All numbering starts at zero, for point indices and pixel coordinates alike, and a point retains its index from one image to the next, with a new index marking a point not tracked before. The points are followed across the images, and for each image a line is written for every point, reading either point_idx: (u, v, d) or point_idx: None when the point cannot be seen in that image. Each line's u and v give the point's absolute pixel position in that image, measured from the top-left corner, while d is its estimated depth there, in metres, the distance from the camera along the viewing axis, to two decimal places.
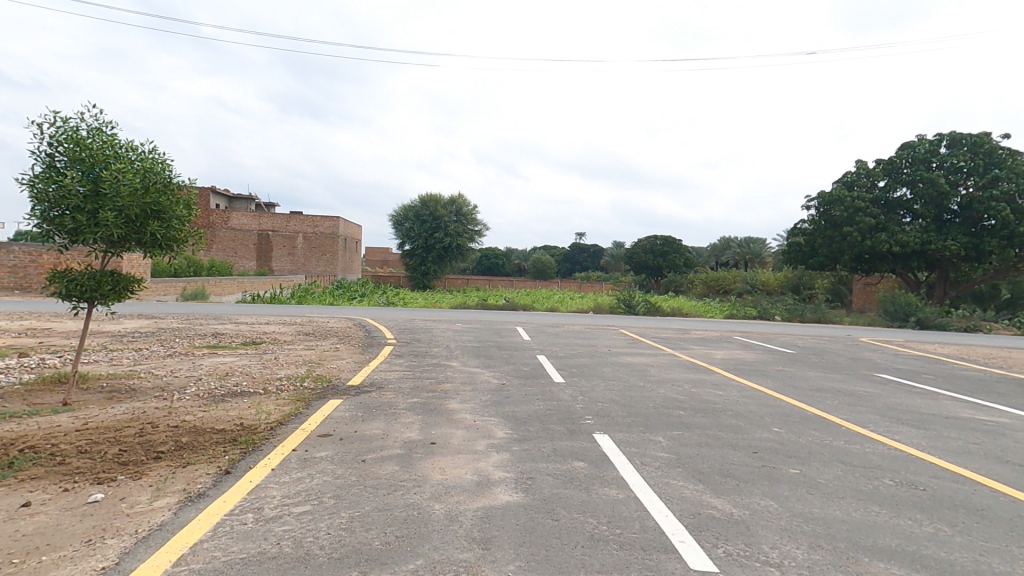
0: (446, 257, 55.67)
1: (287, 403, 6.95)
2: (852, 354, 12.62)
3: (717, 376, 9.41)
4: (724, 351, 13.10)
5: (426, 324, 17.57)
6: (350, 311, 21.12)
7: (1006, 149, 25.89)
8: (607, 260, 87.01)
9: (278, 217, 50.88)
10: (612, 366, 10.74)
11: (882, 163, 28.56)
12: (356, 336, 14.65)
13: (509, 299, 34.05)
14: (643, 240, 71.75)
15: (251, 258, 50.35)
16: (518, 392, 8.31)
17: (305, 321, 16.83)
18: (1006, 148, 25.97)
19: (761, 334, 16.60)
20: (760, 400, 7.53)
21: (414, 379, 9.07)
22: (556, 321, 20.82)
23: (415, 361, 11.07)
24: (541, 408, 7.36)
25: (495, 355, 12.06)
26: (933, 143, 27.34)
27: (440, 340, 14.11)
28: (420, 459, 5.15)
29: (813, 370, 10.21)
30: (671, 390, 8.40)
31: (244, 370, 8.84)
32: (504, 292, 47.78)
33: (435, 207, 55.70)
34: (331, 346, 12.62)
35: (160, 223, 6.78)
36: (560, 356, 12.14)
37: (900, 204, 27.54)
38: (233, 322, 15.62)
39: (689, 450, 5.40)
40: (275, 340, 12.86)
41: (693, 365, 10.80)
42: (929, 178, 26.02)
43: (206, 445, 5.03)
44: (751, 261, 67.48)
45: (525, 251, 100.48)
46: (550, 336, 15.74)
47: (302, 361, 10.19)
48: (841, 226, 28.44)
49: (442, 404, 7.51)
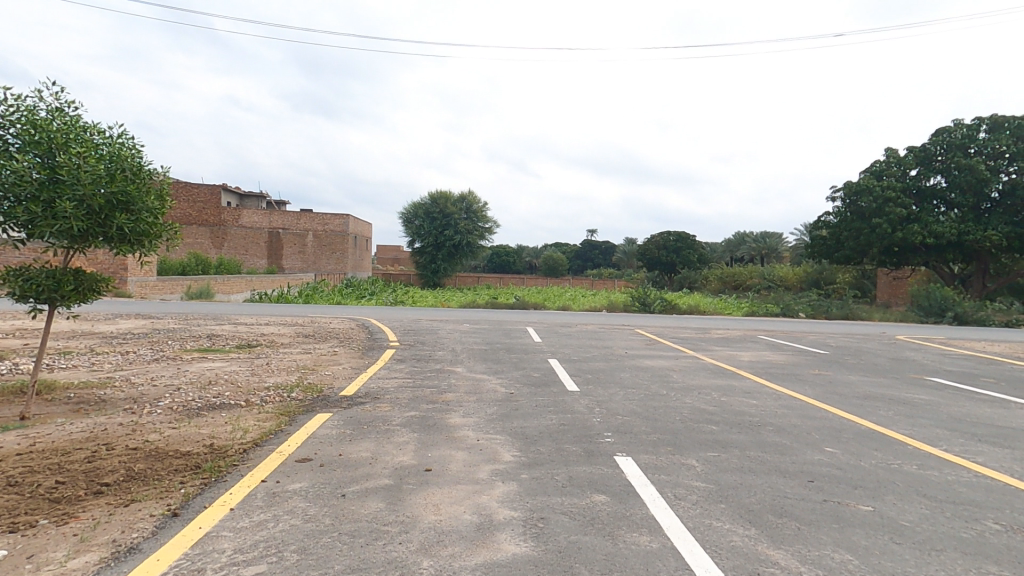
0: (456, 254, 55.01)
1: (268, 419, 6.19)
2: (893, 355, 11.60)
3: (748, 382, 8.51)
4: (751, 352, 12.13)
5: (432, 325, 16.82)
6: (355, 311, 20.48)
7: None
8: (619, 256, 85.78)
9: (288, 216, 50.60)
10: (630, 371, 9.85)
11: (914, 150, 27.17)
12: (357, 338, 13.95)
13: (520, 297, 33.27)
14: (656, 235, 70.46)
15: (261, 257, 50.19)
16: (528, 403, 7.49)
17: (306, 322, 16.14)
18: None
19: (787, 333, 15.59)
20: (802, 411, 6.62)
21: (414, 389, 8.29)
22: (568, 320, 19.99)
23: (418, 366, 10.31)
24: (553, 423, 6.53)
25: (504, 359, 11.25)
26: (970, 127, 25.85)
27: (446, 343, 13.34)
28: (411, 491, 4.35)
29: (855, 374, 9.26)
30: (699, 400, 7.51)
31: (230, 378, 8.11)
32: (515, 290, 47.02)
33: (444, 204, 55.02)
34: (331, 349, 11.87)
35: (128, 216, 6.08)
36: (573, 359, 11.31)
37: (934, 194, 26.17)
38: (232, 324, 15.02)
39: (730, 479, 4.54)
40: (271, 344, 12.15)
41: (719, 369, 9.87)
42: (967, 164, 24.59)
43: (160, 475, 4.31)
44: (767, 256, 65.85)
45: (535, 249, 99.72)
46: (563, 337, 14.89)
47: (296, 367, 9.45)
48: (869, 218, 27.14)
49: (442, 418, 6.70)
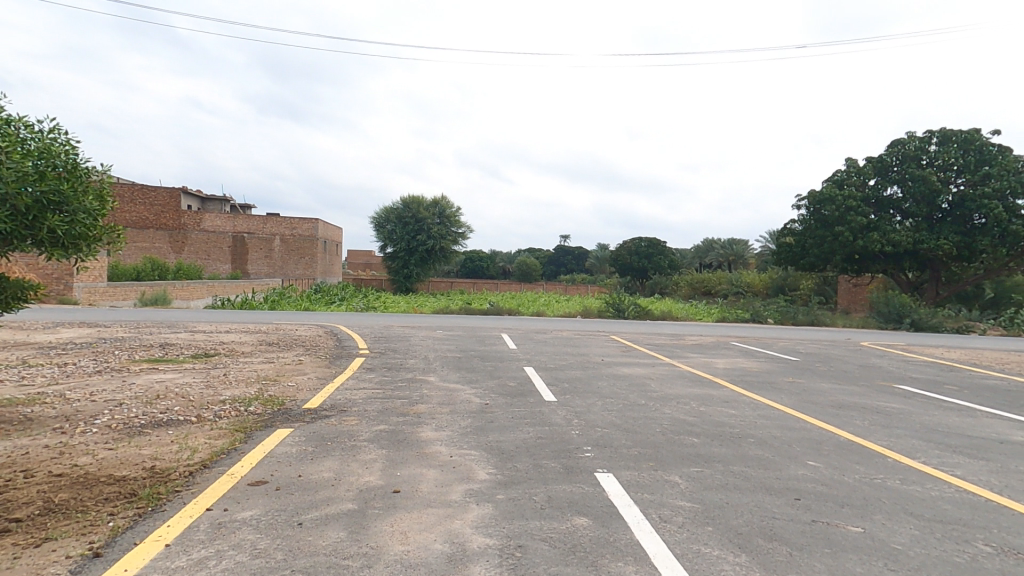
0: (428, 258, 54.32)
1: (220, 436, 5.68)
2: (860, 361, 11.80)
3: (725, 391, 8.43)
4: (725, 359, 12.16)
5: (403, 332, 16.33)
6: (323, 317, 19.77)
7: (996, 145, 25.73)
8: (591, 261, 86.59)
9: (254, 220, 48.90)
10: (607, 380, 9.68)
11: (872, 161, 28.21)
12: (324, 346, 13.36)
13: (494, 303, 33.02)
14: (627, 241, 71.44)
15: (225, 262, 48.37)
16: (504, 415, 7.18)
17: (269, 330, 15.41)
18: (996, 145, 25.78)
19: (758, 339, 15.78)
20: (781, 421, 6.54)
21: (384, 400, 7.86)
22: (542, 326, 19.79)
23: (388, 376, 9.87)
24: (531, 436, 6.25)
25: (478, 368, 10.91)
26: (923, 140, 27.05)
27: (417, 350, 12.92)
28: (377, 517, 3.98)
29: (827, 382, 9.32)
30: (678, 410, 7.35)
31: (181, 392, 7.50)
32: (488, 295, 46.72)
33: (416, 208, 54.28)
34: (296, 358, 11.27)
35: (61, 217, 5.52)
36: (549, 367, 11.08)
37: (891, 203, 27.24)
38: (188, 332, 14.18)
39: (716, 498, 4.33)
40: (230, 353, 11.45)
41: (696, 377, 9.79)
42: (921, 175, 25.69)
43: (85, 507, 3.80)
44: (734, 263, 67.49)
45: (509, 254, 99.78)
46: (538, 344, 14.65)
47: (256, 378, 8.86)
48: (832, 226, 28.05)
49: (413, 432, 6.32)
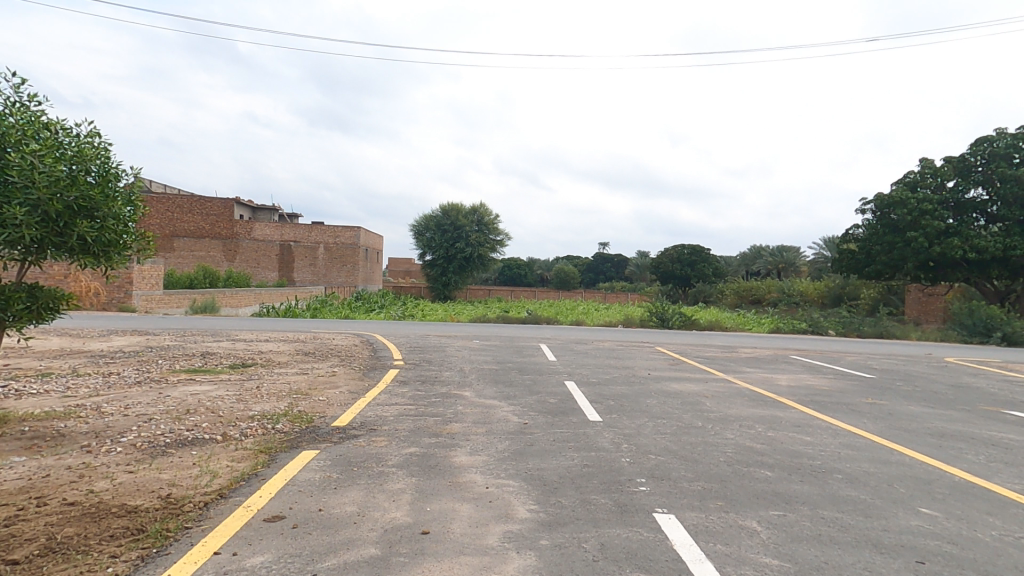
0: (467, 267, 54.48)
1: (243, 458, 5.31)
2: (949, 381, 10.38)
3: (794, 413, 7.48)
4: (788, 376, 11.02)
5: (440, 342, 15.96)
6: (361, 325, 19.75)
7: None
8: (631, 269, 84.69)
9: (300, 229, 50.40)
10: (657, 397, 8.85)
11: (952, 161, 25.96)
12: (360, 356, 13.12)
13: (531, 311, 32.47)
14: (670, 248, 69.42)
15: (272, 270, 50.11)
16: (544, 438, 6.52)
17: (308, 339, 15.38)
18: None
19: (822, 353, 14.40)
20: (871, 452, 5.59)
21: (416, 418, 7.38)
22: (582, 336, 19.03)
23: (422, 389, 9.42)
24: (576, 464, 5.57)
25: (516, 382, 10.30)
26: (1014, 136, 24.56)
27: (454, 362, 12.47)
28: (404, 566, 3.44)
29: (915, 405, 8.16)
30: (743, 435, 6.48)
31: (212, 406, 7.26)
32: (526, 303, 46.20)
33: (456, 217, 54.53)
34: (331, 369, 11.02)
35: (91, 223, 5.39)
36: (593, 382, 10.36)
37: (974, 206, 24.90)
38: (231, 340, 14.31)
39: (809, 555, 3.54)
40: (267, 363, 11.33)
41: (758, 395, 8.80)
42: (1013, 175, 23.35)
43: (86, 549, 3.46)
44: (784, 271, 64.01)
45: (547, 262, 99.12)
46: (579, 356, 13.93)
47: (288, 392, 8.57)
48: (903, 231, 25.93)
49: (445, 457, 5.77)
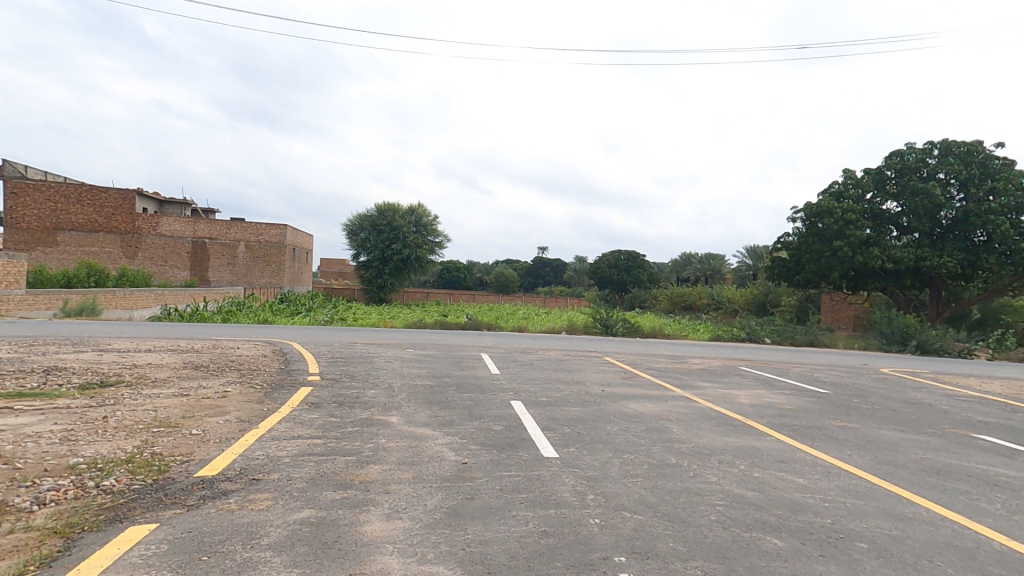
0: (403, 267, 51.88)
1: (13, 553, 3.40)
2: (901, 397, 10.03)
3: (773, 442, 6.52)
4: (745, 392, 10.26)
5: (367, 351, 14.06)
6: (276, 331, 17.32)
7: (1000, 158, 24.94)
8: (569, 274, 85.48)
9: (217, 223, 45.45)
10: (617, 422, 7.66)
11: (870, 173, 27.55)
12: (267, 370, 10.94)
13: (471, 316, 31.01)
14: (607, 254, 70.76)
15: (183, 268, 44.86)
16: (488, 488, 5.03)
17: (203, 349, 12.85)
18: (1000, 158, 25.02)
19: (768, 364, 13.98)
20: (882, 503, 4.60)
21: (319, 459, 5.60)
22: (526, 344, 17.76)
23: (337, 415, 7.61)
24: (531, 530, 4.14)
25: (454, 403, 8.75)
26: (924, 150, 26.29)
27: (381, 377, 10.69)
28: None
29: (889, 427, 7.52)
30: (726, 476, 5.34)
31: (11, 453, 5.10)
32: (465, 307, 44.56)
33: (391, 215, 51.75)
34: (223, 389, 8.83)
35: None
36: (542, 402, 9.05)
37: (890, 217, 26.52)
38: (98, 352, 11.59)
39: None
40: (135, 382, 8.90)
41: (725, 418, 7.84)
42: (923, 189, 24.95)
43: None
44: (711, 277, 66.94)
45: (487, 265, 98.02)
46: (524, 369, 12.63)
47: (146, 423, 6.42)
48: (830, 240, 27.15)
49: (350, 526, 4.11)
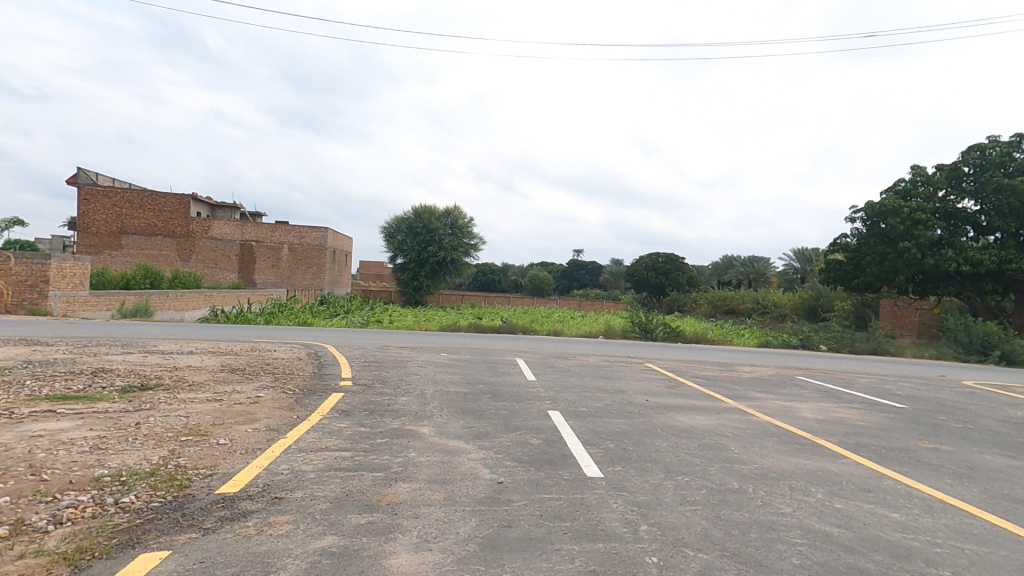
0: (439, 271, 52.18)
1: None
2: (994, 416, 8.84)
3: (853, 466, 5.69)
4: (807, 404, 9.32)
5: (401, 355, 13.83)
6: (313, 334, 17.39)
7: None
8: (605, 277, 84.02)
9: (262, 228, 46.94)
10: (665, 437, 6.98)
11: (943, 169, 25.51)
12: (301, 373, 10.80)
13: (505, 319, 30.59)
14: (644, 256, 69.13)
15: (231, 271, 46.60)
16: (526, 514, 4.51)
17: (242, 351, 12.92)
18: None
19: (828, 375, 12.83)
20: (1009, 553, 3.79)
21: (346, 475, 5.24)
22: (563, 349, 17.15)
23: (367, 425, 7.28)
24: (578, 570, 3.59)
25: (488, 413, 8.28)
26: (1009, 143, 23.96)
27: (414, 383, 10.36)
28: None
29: (989, 451, 6.51)
30: (802, 506, 4.60)
31: (40, 462, 4.97)
32: (500, 311, 44.28)
33: (428, 219, 52.12)
34: (255, 394, 8.68)
35: None
36: (583, 413, 8.45)
37: (966, 217, 24.38)
38: (143, 353, 11.78)
39: None
40: (173, 386, 8.88)
41: (790, 435, 7.01)
42: (1008, 185, 22.72)
43: None
44: (755, 281, 64.17)
45: (522, 267, 97.66)
46: (562, 375, 12.05)
47: (176, 431, 6.25)
48: (895, 241, 25.23)
49: (376, 558, 3.69)
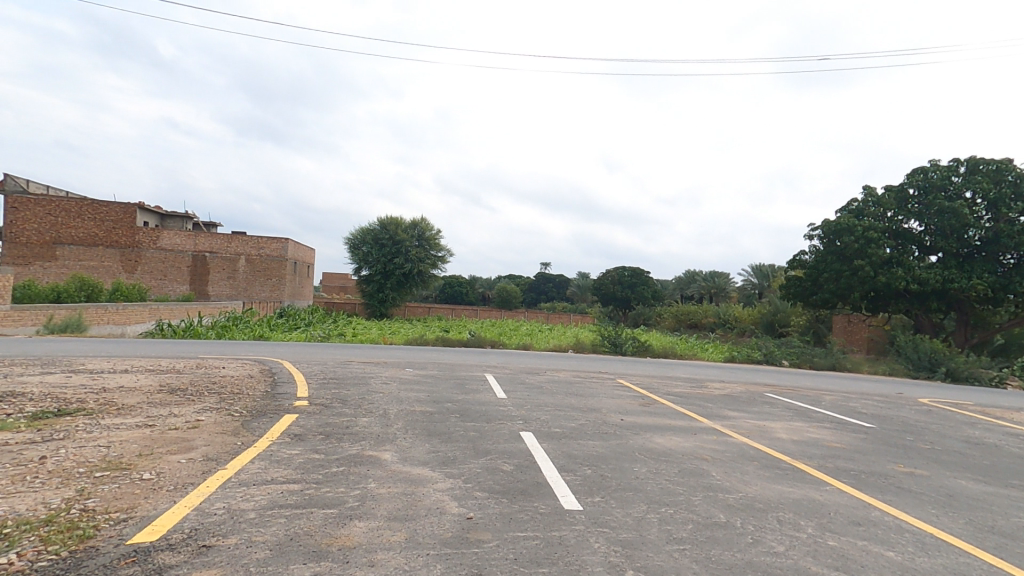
0: (405, 283, 51.09)
1: None
2: (959, 435, 8.94)
3: (840, 493, 5.44)
4: (781, 423, 9.18)
5: (362, 371, 13.07)
6: (268, 349, 16.34)
7: None
8: (572, 290, 84.60)
9: (217, 237, 44.73)
10: (644, 461, 6.60)
11: (891, 190, 26.87)
12: (251, 393, 9.91)
13: (473, 332, 30.03)
14: (610, 270, 70.11)
15: (183, 282, 44.12)
16: (498, 558, 4.00)
17: (185, 369, 11.85)
18: None
19: (796, 391, 12.85)
20: None
21: (292, 514, 4.57)
22: (532, 364, 16.73)
23: (321, 451, 6.59)
24: None
25: (456, 435, 7.71)
26: (949, 167, 25.48)
27: (375, 402, 9.67)
28: None
29: (964, 475, 6.45)
30: (794, 543, 4.28)
31: None
32: (467, 323, 43.59)
33: (394, 229, 51.03)
34: (195, 417, 7.81)
35: None
36: (556, 434, 8.01)
37: (912, 237, 25.66)
38: (69, 374, 10.60)
39: None
40: (98, 410, 7.90)
41: (770, 459, 6.76)
42: (950, 208, 24.07)
43: None
44: (716, 296, 65.82)
45: (489, 280, 97.28)
46: (533, 393, 11.59)
47: (90, 466, 5.42)
48: (850, 259, 26.31)
49: None
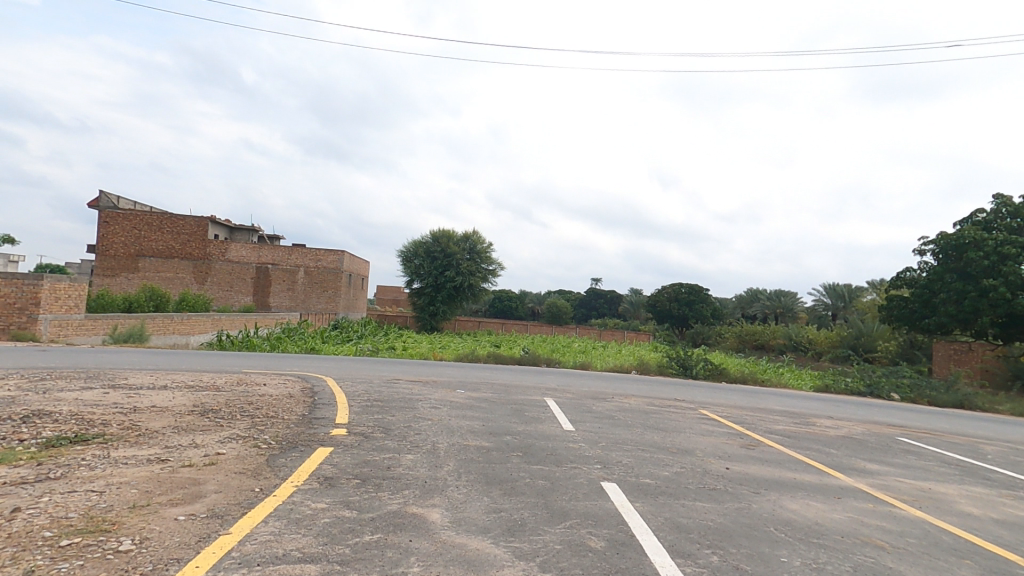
0: (456, 297, 50.47)
1: None
2: None
3: None
4: (952, 486, 6.88)
5: (411, 393, 11.71)
6: (315, 364, 15.41)
7: None
8: (625, 306, 81.39)
9: (279, 250, 45.95)
10: (793, 546, 4.66)
11: None
12: (288, 418, 8.68)
13: (526, 349, 28.48)
14: (668, 287, 66.87)
15: (246, 294, 45.56)
16: None
17: (225, 387, 10.93)
18: None
19: (937, 437, 10.27)
20: None
21: None
22: (597, 387, 14.81)
23: (354, 507, 5.11)
24: None
25: (521, 486, 6.06)
26: None
27: (423, 434, 8.17)
28: None
29: None
30: None
31: None
32: (520, 340, 42.20)
33: (447, 243, 50.62)
34: (215, 451, 6.59)
35: None
36: (651, 490, 6.15)
37: None
38: (109, 390, 9.86)
39: None
40: (115, 438, 6.88)
41: (988, 557, 4.64)
42: None
43: None
44: (782, 316, 60.31)
45: (539, 295, 95.71)
46: (607, 425, 9.73)
47: (63, 527, 4.19)
48: (978, 278, 23.22)
49: None
